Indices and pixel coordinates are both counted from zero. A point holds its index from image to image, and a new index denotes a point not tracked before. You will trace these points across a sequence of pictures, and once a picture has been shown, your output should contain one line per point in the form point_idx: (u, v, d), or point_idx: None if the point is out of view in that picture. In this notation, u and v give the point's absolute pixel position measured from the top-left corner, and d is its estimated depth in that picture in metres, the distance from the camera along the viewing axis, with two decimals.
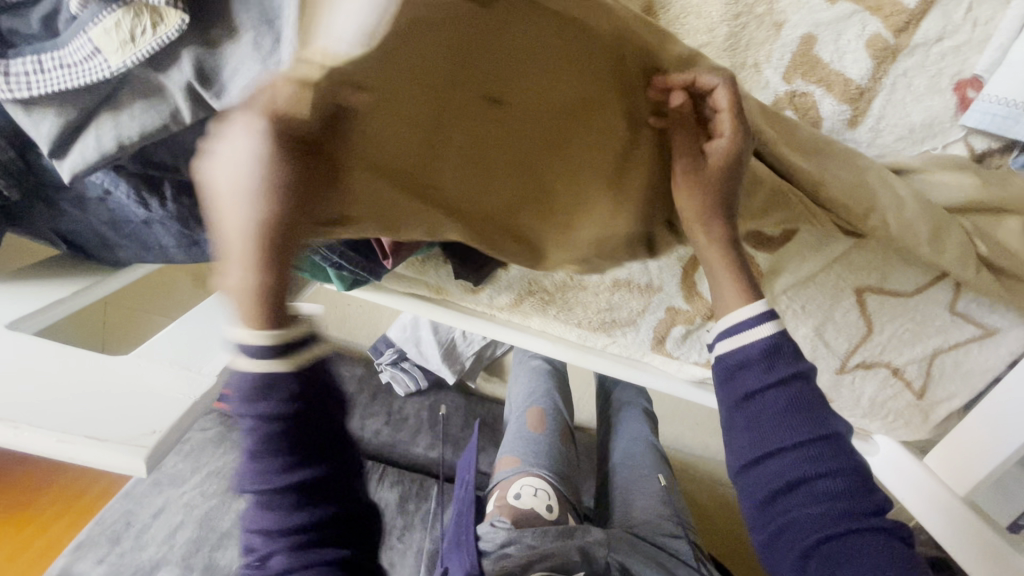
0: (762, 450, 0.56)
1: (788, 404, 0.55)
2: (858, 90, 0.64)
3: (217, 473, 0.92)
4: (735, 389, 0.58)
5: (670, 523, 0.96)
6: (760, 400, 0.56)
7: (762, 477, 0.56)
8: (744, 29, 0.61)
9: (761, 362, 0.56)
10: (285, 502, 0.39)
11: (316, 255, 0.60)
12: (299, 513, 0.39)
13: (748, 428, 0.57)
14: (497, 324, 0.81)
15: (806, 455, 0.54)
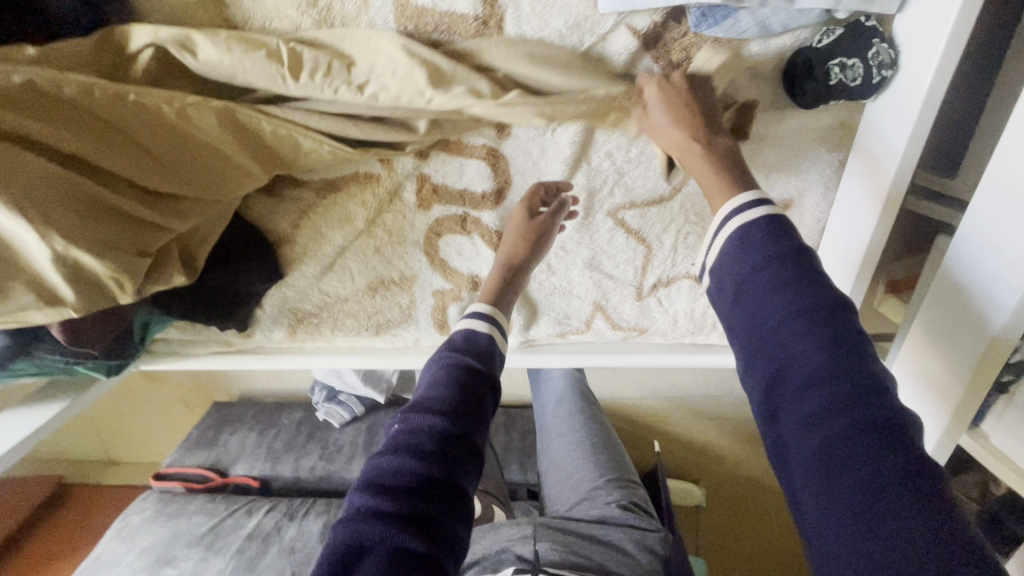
0: (758, 333, 0.52)
1: (778, 283, 0.51)
2: (482, 22, 0.59)
3: (149, 548, 1.03)
4: (726, 286, 0.56)
5: (620, 489, 0.72)
6: (744, 294, 0.54)
7: (758, 369, 0.52)
8: (329, 11, 0.58)
9: (749, 249, 0.54)
10: (401, 450, 0.53)
11: (47, 358, 0.65)
12: (416, 457, 0.53)
13: (739, 322, 0.54)
14: (299, 356, 0.83)
15: (800, 337, 0.49)
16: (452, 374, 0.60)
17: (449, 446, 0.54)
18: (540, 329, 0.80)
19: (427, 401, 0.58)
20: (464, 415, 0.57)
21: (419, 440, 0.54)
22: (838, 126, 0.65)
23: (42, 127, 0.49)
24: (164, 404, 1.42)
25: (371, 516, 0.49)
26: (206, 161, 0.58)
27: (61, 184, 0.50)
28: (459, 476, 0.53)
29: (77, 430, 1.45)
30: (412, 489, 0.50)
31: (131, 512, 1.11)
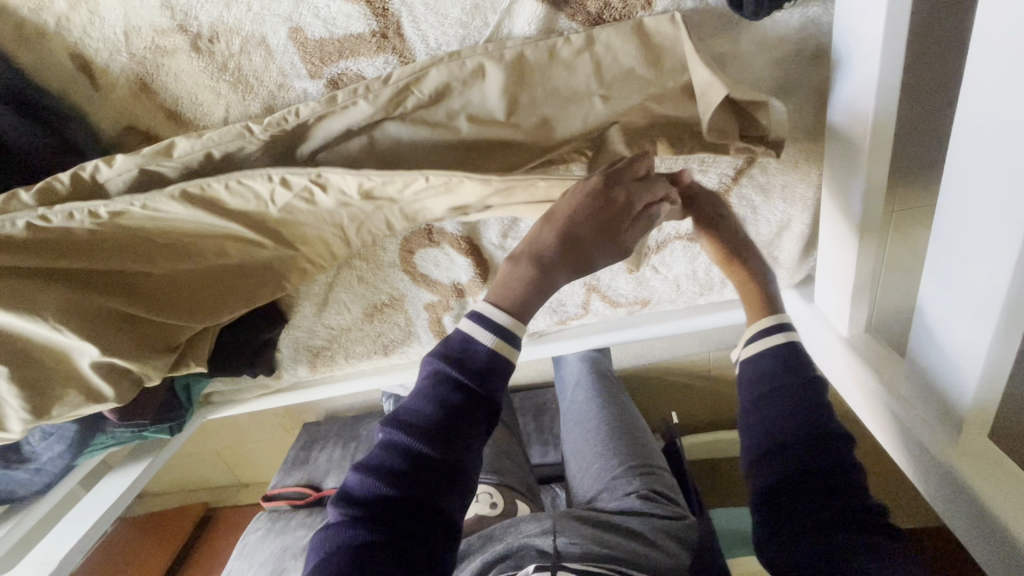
0: (772, 446, 0.54)
1: (794, 402, 0.55)
2: (381, 36, 0.57)
3: (265, 563, 1.17)
4: (751, 390, 0.59)
5: (631, 481, 0.73)
6: (750, 415, 0.58)
7: (762, 467, 0.55)
8: (240, 70, 0.60)
9: (779, 368, 0.57)
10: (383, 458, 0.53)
11: (120, 430, 0.77)
12: (392, 463, 0.52)
13: (756, 436, 0.56)
14: (332, 381, 0.89)
15: (812, 447, 0.52)
16: (441, 387, 0.54)
17: (433, 472, 0.52)
18: (539, 321, 0.78)
19: (414, 418, 0.54)
20: (449, 435, 0.52)
21: (408, 472, 0.52)
22: (810, 27, 0.55)
23: (44, 260, 0.55)
24: (269, 439, 1.56)
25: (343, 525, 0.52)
26: (192, 269, 0.62)
27: (81, 300, 0.56)
28: (445, 503, 0.52)
29: (206, 470, 1.63)
30: (387, 512, 0.51)
31: (248, 532, 1.29)
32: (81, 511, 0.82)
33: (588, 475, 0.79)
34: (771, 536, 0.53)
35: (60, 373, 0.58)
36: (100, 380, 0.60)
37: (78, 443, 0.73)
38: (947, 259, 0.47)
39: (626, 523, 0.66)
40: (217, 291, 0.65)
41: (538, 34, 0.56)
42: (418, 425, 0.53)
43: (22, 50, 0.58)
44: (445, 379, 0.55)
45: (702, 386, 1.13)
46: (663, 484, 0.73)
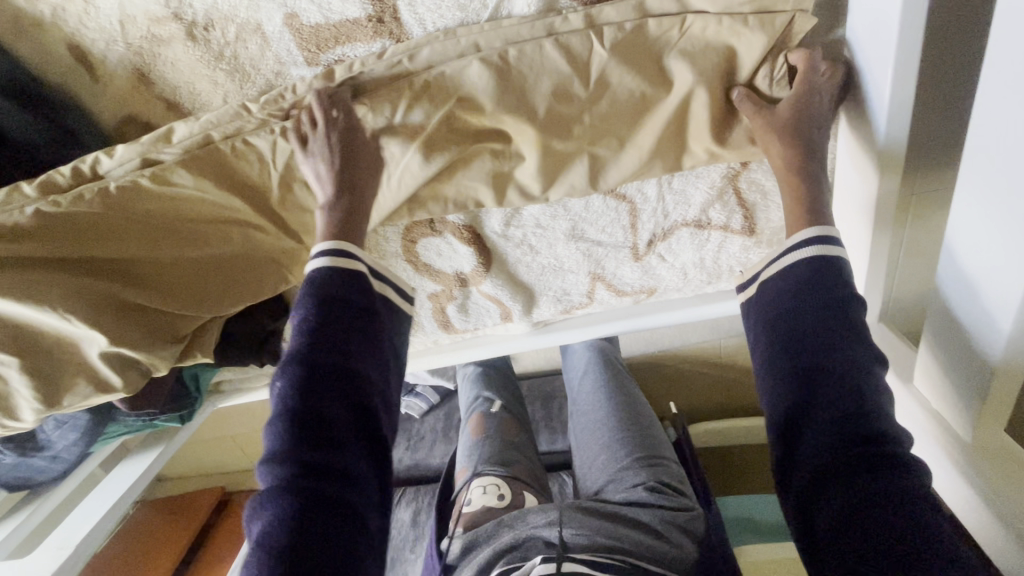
0: (808, 370, 0.49)
1: (818, 325, 0.49)
2: (377, 20, 0.55)
3: None
4: (772, 309, 0.53)
5: (635, 471, 0.73)
6: (776, 336, 0.52)
7: (781, 396, 0.50)
8: (237, 57, 0.59)
9: (807, 290, 0.51)
10: (280, 409, 0.50)
11: (132, 419, 0.78)
12: (293, 406, 0.50)
13: (781, 366, 0.51)
14: None
15: (837, 372, 0.47)
16: (313, 318, 0.52)
17: (328, 383, 0.51)
18: (544, 310, 0.77)
19: (291, 355, 0.52)
20: (341, 351, 0.52)
21: (302, 398, 0.50)
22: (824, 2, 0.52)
23: (45, 248, 0.55)
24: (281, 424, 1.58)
25: (280, 493, 0.47)
26: (200, 255, 0.62)
27: (87, 284, 0.56)
28: (348, 411, 0.51)
29: (222, 454, 1.66)
30: (310, 445, 0.48)
31: None
32: (96, 497, 0.83)
33: (592, 465, 0.79)
34: (795, 472, 0.48)
35: (66, 362, 0.58)
36: (110, 370, 0.59)
37: (91, 430, 0.74)
38: (977, 258, 0.46)
39: (631, 514, 0.66)
40: (219, 280, 0.64)
41: (538, 15, 0.54)
42: (302, 357, 0.51)
43: (22, 43, 0.58)
44: (310, 311, 0.53)
45: (712, 373, 1.12)
46: (671, 475, 0.72)
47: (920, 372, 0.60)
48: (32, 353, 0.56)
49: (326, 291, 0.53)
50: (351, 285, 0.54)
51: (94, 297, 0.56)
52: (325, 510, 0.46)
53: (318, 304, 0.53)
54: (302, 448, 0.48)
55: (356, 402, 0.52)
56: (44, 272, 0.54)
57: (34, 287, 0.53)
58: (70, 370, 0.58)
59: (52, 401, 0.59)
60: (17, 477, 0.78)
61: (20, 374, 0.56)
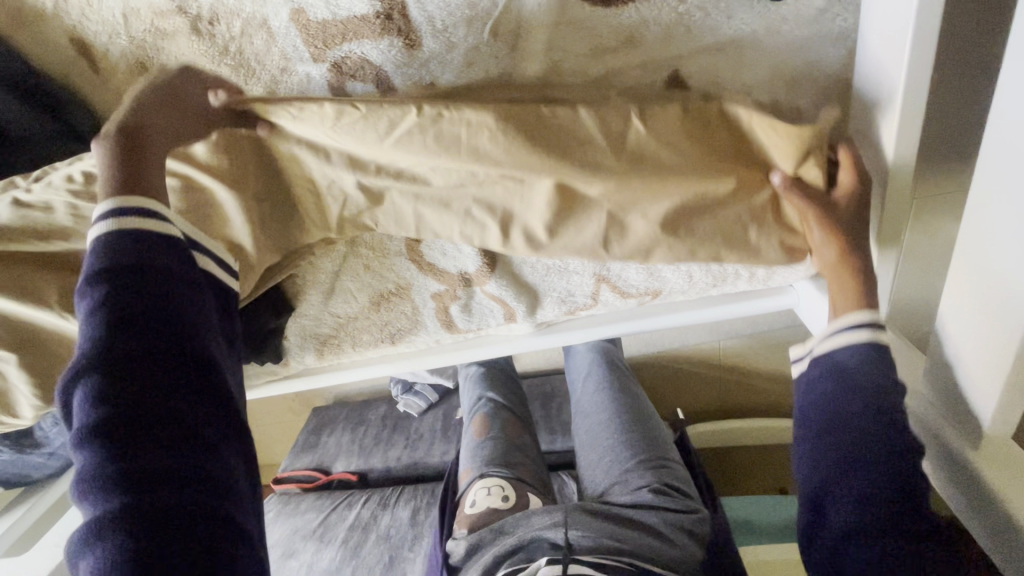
0: (846, 438, 0.52)
1: (862, 403, 0.52)
2: (385, 17, 0.55)
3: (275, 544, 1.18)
4: (824, 377, 0.56)
5: (640, 472, 0.73)
6: (827, 404, 0.55)
7: (818, 458, 0.54)
8: (242, 52, 0.58)
9: (854, 368, 0.54)
10: (81, 425, 0.40)
11: None
12: (98, 418, 0.40)
13: (824, 427, 0.54)
14: (340, 370, 0.89)
15: (875, 449, 0.50)
16: (97, 308, 0.42)
17: (142, 367, 0.41)
18: (548, 311, 0.77)
19: (81, 359, 0.41)
20: (142, 335, 0.42)
21: (103, 405, 0.40)
22: (835, 6, 0.52)
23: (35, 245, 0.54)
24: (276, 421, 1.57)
25: (110, 527, 0.37)
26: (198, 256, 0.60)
27: (79, 284, 0.55)
28: (184, 395, 0.43)
29: None
30: (133, 455, 0.39)
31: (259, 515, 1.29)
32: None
33: (596, 469, 0.79)
34: (824, 529, 0.52)
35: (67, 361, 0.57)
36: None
37: None
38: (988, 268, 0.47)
39: (637, 516, 0.66)
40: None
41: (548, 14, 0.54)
42: (91, 359, 0.41)
43: (23, 35, 0.57)
44: (94, 299, 0.43)
45: (713, 376, 1.12)
46: (675, 477, 0.73)
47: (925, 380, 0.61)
48: (34, 350, 0.55)
49: (132, 257, 0.44)
50: (141, 253, 0.45)
51: (85, 296, 0.55)
52: (184, 516, 0.39)
53: (98, 291, 0.43)
54: (121, 463, 0.39)
55: (191, 380, 0.43)
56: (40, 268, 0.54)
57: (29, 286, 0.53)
58: (72, 368, 0.58)
59: (49, 398, 0.58)
60: (11, 475, 0.76)
61: (23, 371, 0.56)
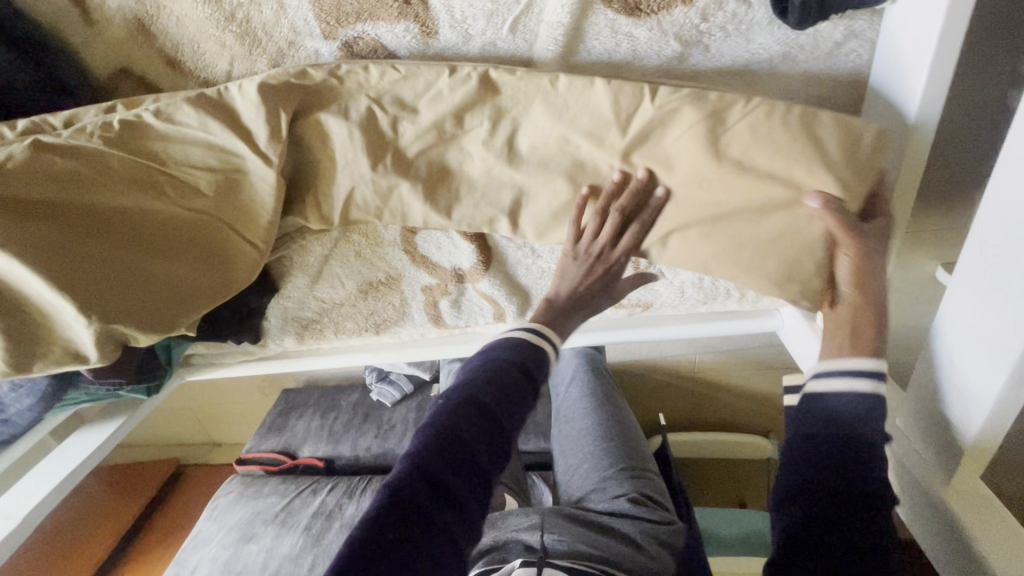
0: (838, 474, 0.47)
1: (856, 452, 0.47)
2: (404, 2, 0.53)
3: (235, 526, 1.16)
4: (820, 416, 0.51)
5: (619, 481, 0.75)
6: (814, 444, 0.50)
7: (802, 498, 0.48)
8: (250, 21, 0.55)
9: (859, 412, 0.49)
10: (437, 413, 0.51)
11: (94, 387, 0.74)
12: (448, 416, 0.50)
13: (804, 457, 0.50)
14: (319, 355, 0.87)
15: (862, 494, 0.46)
16: (499, 361, 0.55)
17: (482, 412, 0.50)
18: None
19: (465, 378, 0.54)
20: (499, 396, 0.51)
21: (454, 413, 0.50)
22: (853, 42, 0.52)
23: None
24: (243, 396, 1.54)
25: (405, 485, 0.45)
26: (179, 227, 0.57)
27: (48, 227, 0.50)
28: (494, 455, 0.49)
29: (180, 424, 1.61)
30: (441, 455, 0.47)
31: (219, 495, 1.26)
32: (47, 468, 0.78)
33: (583, 472, 0.80)
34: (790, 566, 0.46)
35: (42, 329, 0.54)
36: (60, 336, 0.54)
37: (50, 395, 0.70)
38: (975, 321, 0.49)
39: (612, 524, 0.69)
40: (188, 246, 0.58)
41: (573, 18, 0.53)
42: (475, 382, 0.53)
43: None
44: (496, 352, 0.56)
45: (685, 388, 1.14)
46: (654, 487, 0.74)
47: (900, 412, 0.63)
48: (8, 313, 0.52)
49: (522, 356, 0.55)
50: (524, 354, 0.55)
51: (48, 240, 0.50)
52: (423, 528, 0.43)
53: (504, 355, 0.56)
54: (437, 455, 0.47)
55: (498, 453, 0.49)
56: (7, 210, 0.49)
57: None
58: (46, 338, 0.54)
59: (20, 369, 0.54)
60: None
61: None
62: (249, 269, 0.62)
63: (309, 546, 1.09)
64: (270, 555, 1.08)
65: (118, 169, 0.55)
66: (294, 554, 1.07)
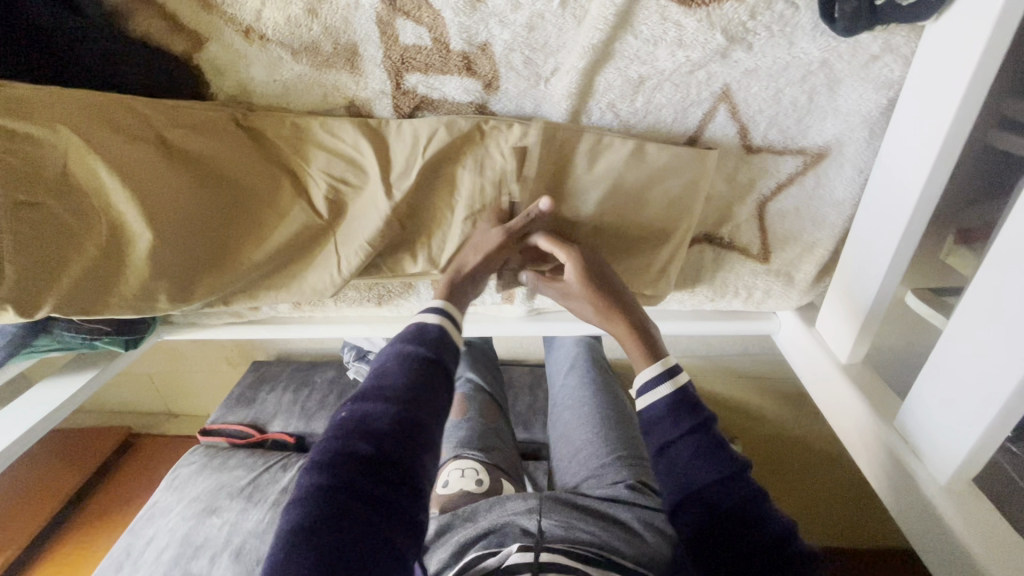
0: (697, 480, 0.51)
1: (692, 453, 0.52)
2: None
3: (196, 498, 1.10)
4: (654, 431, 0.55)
5: (619, 469, 0.80)
6: (675, 446, 0.53)
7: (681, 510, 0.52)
8: None
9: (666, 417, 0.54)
10: (348, 427, 0.50)
11: (70, 335, 0.68)
12: (353, 433, 0.49)
13: (681, 471, 0.52)
14: (312, 325, 0.84)
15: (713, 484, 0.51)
16: (406, 361, 0.54)
17: (388, 428, 0.49)
18: (547, 298, 0.77)
19: (369, 386, 0.53)
20: (412, 399, 0.51)
21: (353, 430, 0.49)
22: (887, 57, 0.54)
23: (125, 172, 0.55)
24: (209, 364, 1.48)
25: (313, 503, 0.46)
26: (235, 191, 0.61)
27: (114, 160, 0.54)
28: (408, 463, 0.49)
29: (137, 390, 1.54)
30: (358, 471, 0.47)
31: (181, 465, 1.20)
32: (5, 419, 0.72)
33: (578, 460, 0.87)
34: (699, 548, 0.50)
35: (74, 260, 0.55)
36: (126, 300, 0.59)
37: (22, 339, 0.64)
38: (978, 370, 0.46)
39: (609, 512, 0.72)
40: (278, 239, 0.63)
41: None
42: (385, 390, 0.52)
43: None
44: (399, 356, 0.54)
45: None
46: (647, 475, 0.81)
47: (855, 439, 0.62)
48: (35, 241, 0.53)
49: (432, 348, 0.55)
50: (432, 347, 0.55)
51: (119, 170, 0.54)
52: (345, 549, 0.44)
53: (413, 357, 0.54)
54: (343, 479, 0.47)
55: (414, 457, 0.49)
56: (71, 135, 0.53)
57: (57, 138, 0.53)
58: (74, 270, 0.55)
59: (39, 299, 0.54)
60: None
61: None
62: (327, 274, 0.66)
63: (277, 521, 1.04)
64: (235, 529, 1.04)
65: (186, 117, 0.59)
66: (260, 529, 1.03)
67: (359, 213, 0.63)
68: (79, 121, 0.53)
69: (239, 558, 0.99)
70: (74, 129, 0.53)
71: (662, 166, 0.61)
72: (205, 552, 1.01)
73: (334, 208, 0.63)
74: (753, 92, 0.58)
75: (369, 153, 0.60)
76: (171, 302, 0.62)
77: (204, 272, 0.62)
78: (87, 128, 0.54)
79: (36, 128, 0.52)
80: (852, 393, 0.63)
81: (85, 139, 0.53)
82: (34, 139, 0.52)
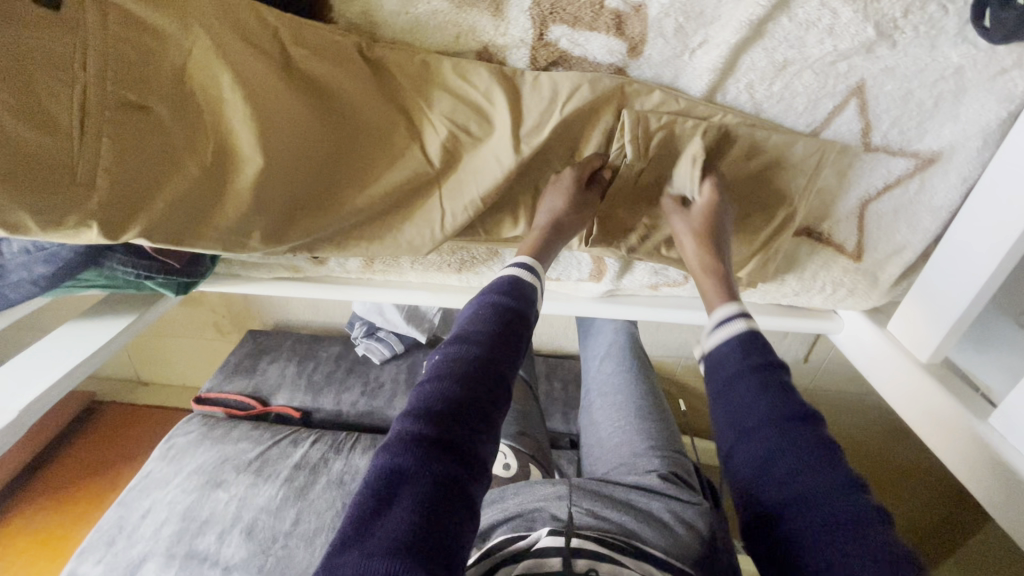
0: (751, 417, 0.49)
1: (751, 391, 0.50)
2: None
3: (198, 469, 1.01)
4: (720, 371, 0.54)
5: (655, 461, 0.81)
6: (741, 383, 0.51)
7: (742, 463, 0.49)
8: None
9: (735, 350, 0.54)
10: (444, 376, 0.50)
11: (120, 271, 0.61)
12: (452, 380, 0.49)
13: (742, 411, 0.50)
14: (375, 287, 0.79)
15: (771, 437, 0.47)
16: (496, 312, 0.56)
17: (488, 378, 0.50)
18: (632, 278, 0.77)
19: (461, 332, 0.54)
20: (503, 349, 0.53)
21: (455, 376, 0.49)
22: (1015, 71, 0.56)
23: (246, 84, 0.49)
24: (197, 327, 1.35)
25: (414, 445, 0.45)
26: (349, 126, 0.56)
27: (235, 72, 0.49)
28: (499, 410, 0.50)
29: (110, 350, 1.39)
30: (459, 415, 0.47)
31: (177, 433, 1.10)
32: (29, 362, 0.63)
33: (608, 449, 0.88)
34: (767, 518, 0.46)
35: (172, 180, 0.49)
36: (218, 232, 0.53)
37: (68, 271, 0.56)
38: None
39: (641, 502, 0.72)
40: (386, 185, 0.59)
41: None
42: (473, 338, 0.53)
43: None
44: (485, 311, 0.56)
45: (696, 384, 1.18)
46: (680, 467, 0.80)
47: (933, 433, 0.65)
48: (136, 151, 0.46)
49: (518, 302, 0.58)
50: (517, 302, 0.57)
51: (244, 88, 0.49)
52: (454, 503, 0.43)
53: (497, 310, 0.56)
54: (448, 424, 0.46)
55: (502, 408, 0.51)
56: (195, 38, 0.47)
57: (180, 41, 0.47)
58: (171, 193, 0.49)
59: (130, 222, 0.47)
60: None
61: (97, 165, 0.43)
62: (430, 230, 0.62)
63: (292, 498, 0.97)
64: (245, 505, 0.95)
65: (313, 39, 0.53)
66: (273, 505, 0.95)
67: (475, 167, 0.60)
68: (211, 25, 0.48)
69: (251, 536, 0.92)
70: (205, 28, 0.47)
71: (785, 153, 0.61)
72: (212, 528, 0.92)
73: (449, 160, 0.60)
74: (886, 91, 0.59)
75: (500, 105, 0.57)
76: (263, 241, 0.56)
77: (297, 213, 0.56)
78: (215, 34, 0.48)
79: (162, 20, 0.46)
80: (929, 389, 0.67)
81: (214, 41, 0.48)
82: (158, 33, 0.46)
